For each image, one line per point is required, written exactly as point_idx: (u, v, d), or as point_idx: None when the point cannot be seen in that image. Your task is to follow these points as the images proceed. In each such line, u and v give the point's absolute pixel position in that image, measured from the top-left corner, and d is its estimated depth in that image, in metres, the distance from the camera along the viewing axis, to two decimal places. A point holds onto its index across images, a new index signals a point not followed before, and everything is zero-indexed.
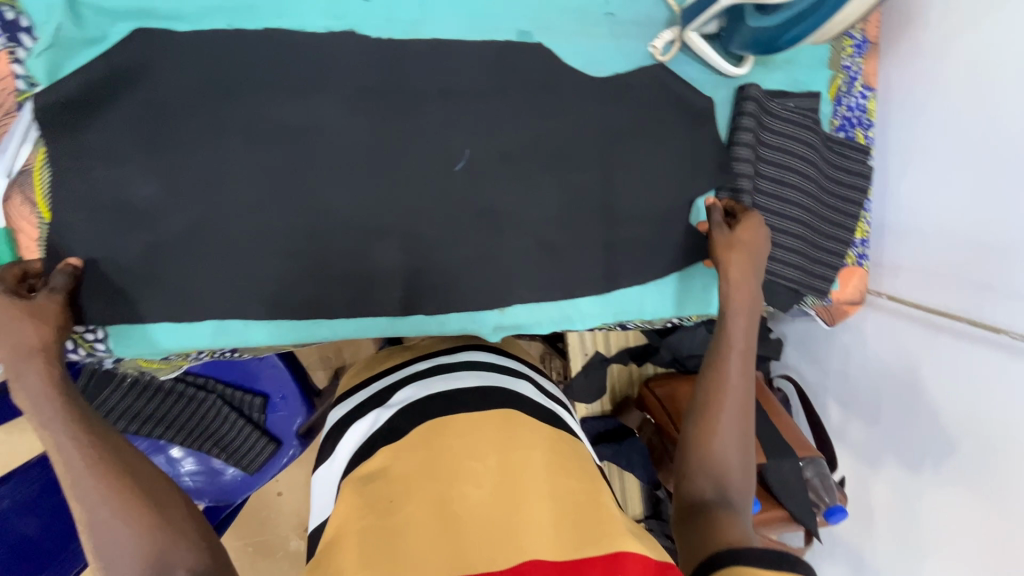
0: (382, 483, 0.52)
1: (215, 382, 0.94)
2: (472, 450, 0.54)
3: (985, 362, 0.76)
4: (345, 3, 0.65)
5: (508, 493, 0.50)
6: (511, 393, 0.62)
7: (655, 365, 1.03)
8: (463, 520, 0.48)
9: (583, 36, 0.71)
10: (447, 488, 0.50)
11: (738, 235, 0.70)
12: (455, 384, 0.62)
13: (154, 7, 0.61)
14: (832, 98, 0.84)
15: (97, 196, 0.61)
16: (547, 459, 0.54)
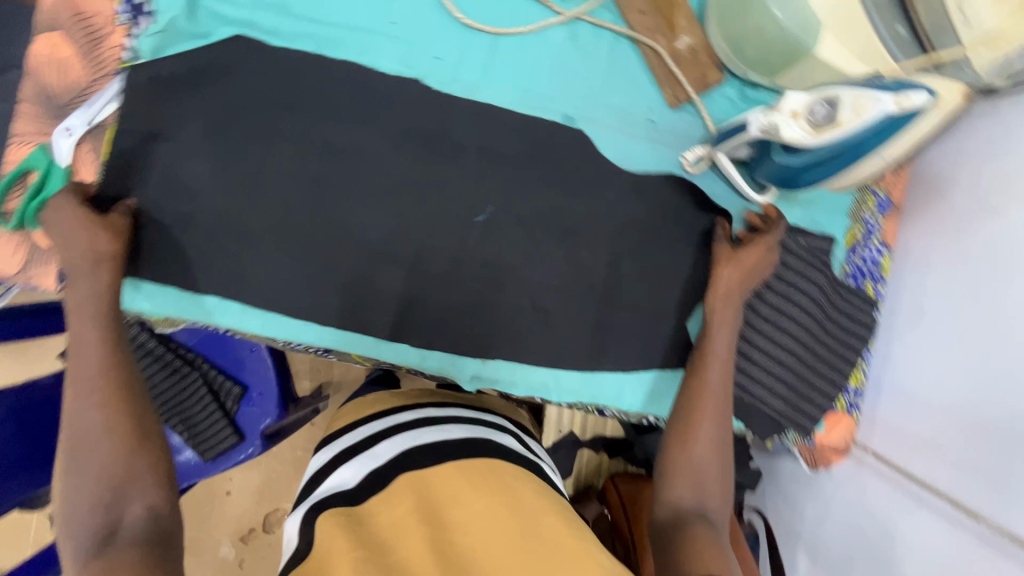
0: (372, 528, 0.54)
1: (201, 361, 0.95)
2: (455, 496, 0.55)
3: (963, 552, 0.71)
4: (419, 57, 0.73)
5: (493, 531, 0.51)
6: (496, 446, 0.63)
7: (627, 462, 1.00)
8: (458, 563, 0.49)
9: (623, 133, 0.77)
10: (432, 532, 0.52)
11: (741, 255, 0.72)
12: (441, 436, 0.63)
13: (257, 22, 0.70)
14: (846, 246, 0.86)
15: (156, 164, 0.68)
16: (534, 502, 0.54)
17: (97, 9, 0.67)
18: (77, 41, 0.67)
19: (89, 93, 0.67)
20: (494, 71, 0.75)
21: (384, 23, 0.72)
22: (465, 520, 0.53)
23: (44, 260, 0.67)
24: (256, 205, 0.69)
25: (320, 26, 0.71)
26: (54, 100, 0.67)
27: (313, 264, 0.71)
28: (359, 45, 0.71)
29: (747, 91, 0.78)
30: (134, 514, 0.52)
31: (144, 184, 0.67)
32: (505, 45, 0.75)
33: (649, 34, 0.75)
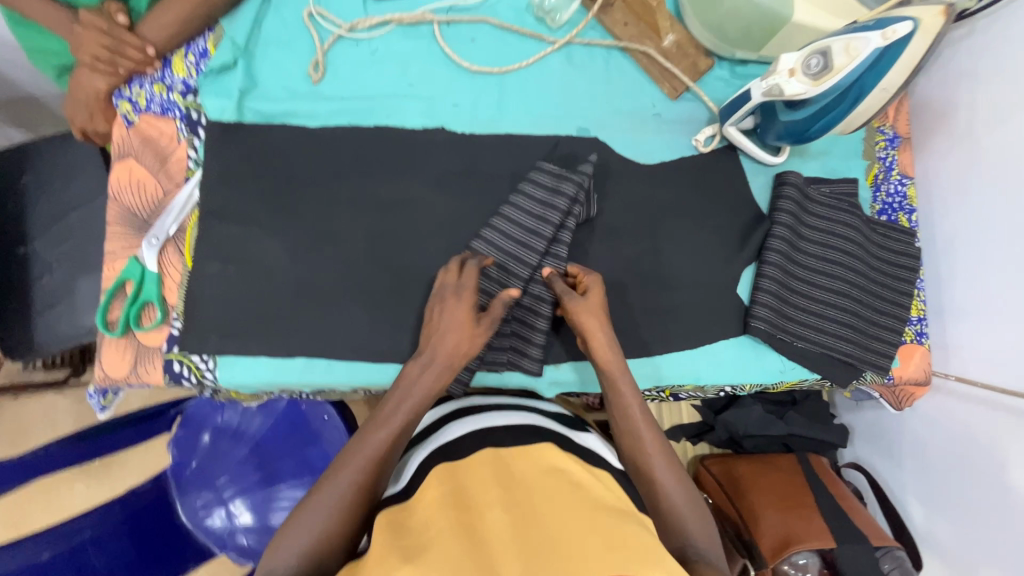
0: (453, 517, 0.55)
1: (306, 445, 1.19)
2: (503, 481, 0.60)
3: None
4: (439, 106, 0.81)
5: (557, 510, 0.54)
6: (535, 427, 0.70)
7: (711, 445, 1.01)
8: (485, 540, 0.51)
9: (632, 131, 0.83)
10: (503, 487, 0.58)
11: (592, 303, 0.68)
12: (494, 420, 0.71)
13: (299, 110, 0.78)
14: (869, 185, 0.87)
15: (239, 240, 0.75)
16: (582, 485, 0.59)
17: (159, 131, 0.77)
18: (148, 161, 0.76)
19: (166, 203, 0.76)
20: (508, 100, 0.82)
21: (405, 86, 0.81)
22: (506, 503, 0.55)
23: (150, 356, 0.73)
24: (347, 253, 0.77)
25: (353, 100, 0.79)
26: (136, 216, 0.75)
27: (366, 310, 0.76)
28: (386, 112, 0.80)
29: (737, 68, 0.85)
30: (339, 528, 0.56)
31: (207, 265, 0.74)
32: (513, 80, 0.82)
33: (638, 41, 0.83)
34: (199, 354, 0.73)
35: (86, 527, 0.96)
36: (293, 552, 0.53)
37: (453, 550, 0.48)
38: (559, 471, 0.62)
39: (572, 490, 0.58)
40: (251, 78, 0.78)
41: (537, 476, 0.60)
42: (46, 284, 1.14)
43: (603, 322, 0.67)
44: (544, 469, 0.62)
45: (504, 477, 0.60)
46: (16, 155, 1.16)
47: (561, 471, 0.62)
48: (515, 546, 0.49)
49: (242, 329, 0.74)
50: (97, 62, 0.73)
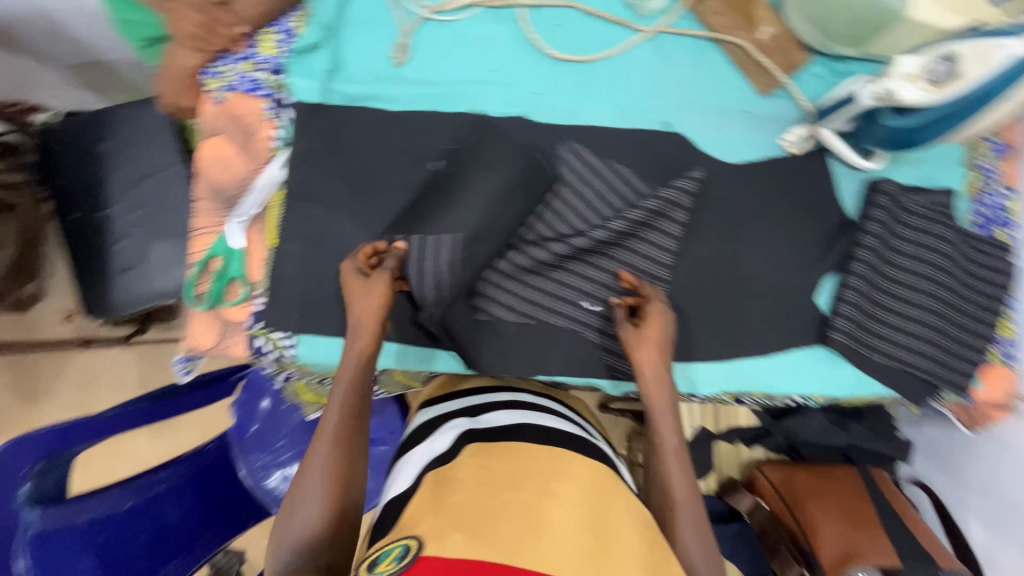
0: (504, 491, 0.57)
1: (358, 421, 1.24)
2: (554, 471, 0.61)
3: None
4: (521, 94, 0.79)
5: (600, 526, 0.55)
6: (594, 443, 0.71)
7: (767, 450, 1.00)
8: (542, 525, 0.53)
9: (719, 128, 0.80)
10: (558, 478, 0.60)
11: (645, 333, 0.69)
12: (552, 423, 0.72)
13: (382, 94, 0.78)
14: (968, 197, 0.82)
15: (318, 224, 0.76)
16: (630, 503, 0.60)
17: (247, 109, 0.77)
18: (236, 139, 0.77)
19: (252, 181, 0.77)
20: (591, 90, 0.80)
21: (486, 72, 0.79)
22: (563, 494, 0.57)
23: (236, 330, 0.76)
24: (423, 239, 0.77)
25: (435, 85, 0.79)
26: (224, 193, 0.77)
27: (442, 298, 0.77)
28: (468, 99, 0.79)
29: (835, 64, 0.80)
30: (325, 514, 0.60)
31: (290, 244, 0.76)
32: (596, 70, 0.80)
33: (732, 33, 0.79)
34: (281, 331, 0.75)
35: (161, 480, 1.01)
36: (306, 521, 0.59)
37: (508, 530, 0.51)
38: (609, 485, 0.62)
39: (618, 507, 0.58)
40: (336, 59, 0.78)
41: (585, 479, 0.61)
42: (123, 250, 1.19)
43: (657, 356, 0.68)
44: (593, 475, 0.63)
45: (557, 465, 0.62)
46: (97, 122, 1.20)
47: (611, 486, 0.62)
48: (567, 541, 0.51)
49: (321, 310, 0.76)
50: (190, 39, 0.74)
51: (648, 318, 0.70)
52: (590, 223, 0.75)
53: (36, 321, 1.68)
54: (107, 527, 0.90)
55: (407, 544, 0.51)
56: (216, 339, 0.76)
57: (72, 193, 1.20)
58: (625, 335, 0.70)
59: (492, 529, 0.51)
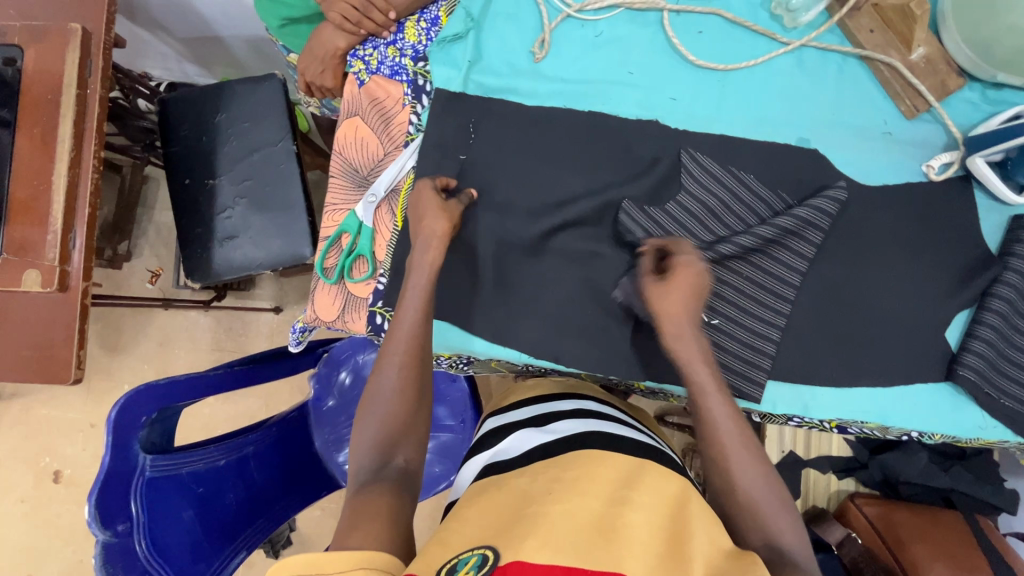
0: (575, 496, 0.60)
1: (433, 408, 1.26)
2: (627, 482, 0.65)
3: None
4: (656, 99, 0.79)
5: (675, 533, 0.57)
6: (657, 451, 0.77)
7: (858, 484, 0.97)
8: (618, 533, 0.55)
9: (857, 147, 0.78)
10: (626, 488, 0.63)
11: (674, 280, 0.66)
12: (618, 431, 0.78)
13: (518, 88, 0.79)
14: None
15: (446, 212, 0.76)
16: (704, 513, 0.62)
17: (388, 93, 0.80)
18: (373, 122, 0.80)
19: (385, 164, 0.79)
20: (728, 99, 0.79)
21: (624, 74, 0.79)
22: (635, 505, 0.60)
23: (357, 306, 0.79)
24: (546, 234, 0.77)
25: (571, 83, 0.79)
26: (358, 172, 0.80)
27: (558, 294, 0.77)
28: (601, 99, 0.79)
29: (990, 92, 0.77)
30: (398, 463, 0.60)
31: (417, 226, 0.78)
32: (734, 80, 0.79)
33: (883, 51, 0.76)
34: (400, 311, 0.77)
35: (251, 442, 1.04)
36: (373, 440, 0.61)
37: (584, 537, 0.54)
38: (683, 495, 0.65)
39: (693, 512, 0.60)
40: (477, 51, 0.79)
41: (657, 490, 0.64)
42: (227, 218, 1.25)
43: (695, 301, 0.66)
44: (668, 489, 0.65)
45: (627, 478, 0.66)
46: (214, 93, 1.26)
47: (682, 497, 0.64)
48: (643, 544, 0.54)
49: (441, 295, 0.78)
50: (344, 22, 0.77)
51: (675, 269, 0.67)
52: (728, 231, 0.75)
53: (124, 278, 1.74)
54: (203, 483, 0.94)
55: (484, 554, 0.52)
56: (338, 313, 0.78)
57: (186, 159, 1.26)
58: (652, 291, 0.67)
59: (566, 532, 0.54)
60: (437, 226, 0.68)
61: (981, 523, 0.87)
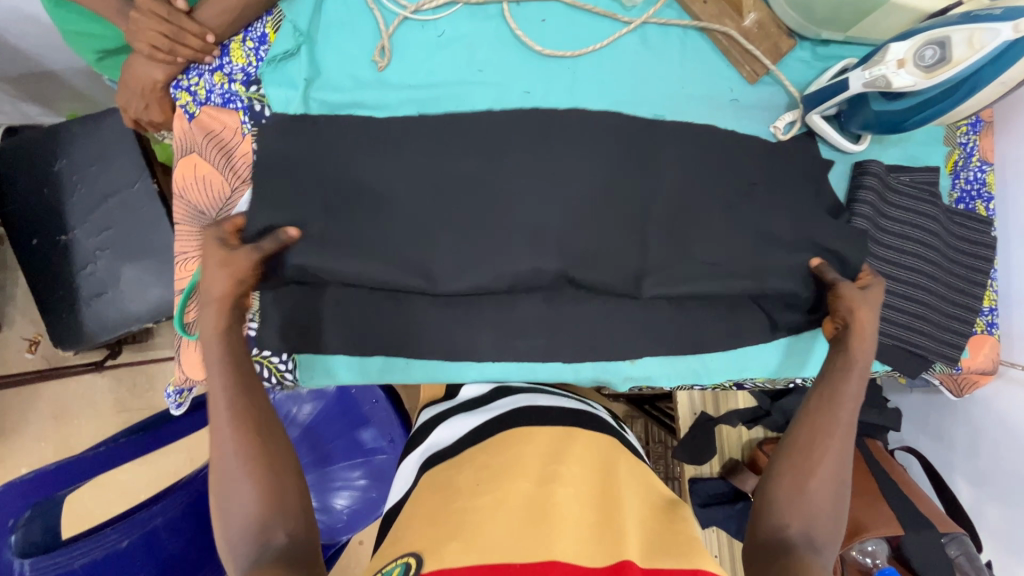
0: (502, 476, 0.53)
1: (360, 431, 1.22)
2: (556, 452, 0.58)
3: None
4: (510, 94, 0.77)
5: (607, 500, 0.53)
6: (591, 415, 0.69)
7: (766, 429, 1.02)
8: (551, 513, 0.49)
9: (711, 117, 0.80)
10: (555, 460, 0.57)
11: (868, 293, 0.70)
12: (547, 402, 0.70)
13: (364, 100, 0.75)
14: (948, 173, 0.87)
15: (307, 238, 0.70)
16: (635, 476, 0.58)
17: (222, 123, 0.73)
18: (212, 157, 0.73)
19: (234, 200, 0.74)
20: (582, 85, 0.78)
21: (473, 72, 0.77)
22: (567, 476, 0.54)
23: None
24: None
25: (420, 89, 0.76)
26: (206, 215, 0.74)
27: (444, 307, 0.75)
28: (455, 100, 0.76)
29: (819, 49, 0.81)
30: (277, 536, 0.55)
31: None
32: (583, 66, 0.79)
33: (718, 20, 0.78)
34: (276, 353, 0.74)
35: (156, 513, 0.91)
36: (241, 511, 0.56)
37: (516, 522, 0.47)
38: (612, 456, 0.61)
39: (623, 479, 0.56)
40: (314, 67, 0.74)
41: (584, 457, 0.59)
42: (91, 274, 1.13)
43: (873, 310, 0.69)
44: (597, 451, 0.60)
45: (558, 447, 0.59)
46: (50, 138, 1.12)
47: (611, 460, 0.59)
48: (577, 521, 0.49)
49: (321, 328, 0.74)
50: (155, 52, 0.69)
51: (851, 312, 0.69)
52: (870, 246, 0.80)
53: None
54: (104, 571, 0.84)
55: (408, 562, 0.45)
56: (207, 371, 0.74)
57: (31, 216, 1.12)
58: (846, 291, 0.70)
59: (498, 525, 0.47)
60: (216, 282, 0.61)
61: (871, 447, 0.94)
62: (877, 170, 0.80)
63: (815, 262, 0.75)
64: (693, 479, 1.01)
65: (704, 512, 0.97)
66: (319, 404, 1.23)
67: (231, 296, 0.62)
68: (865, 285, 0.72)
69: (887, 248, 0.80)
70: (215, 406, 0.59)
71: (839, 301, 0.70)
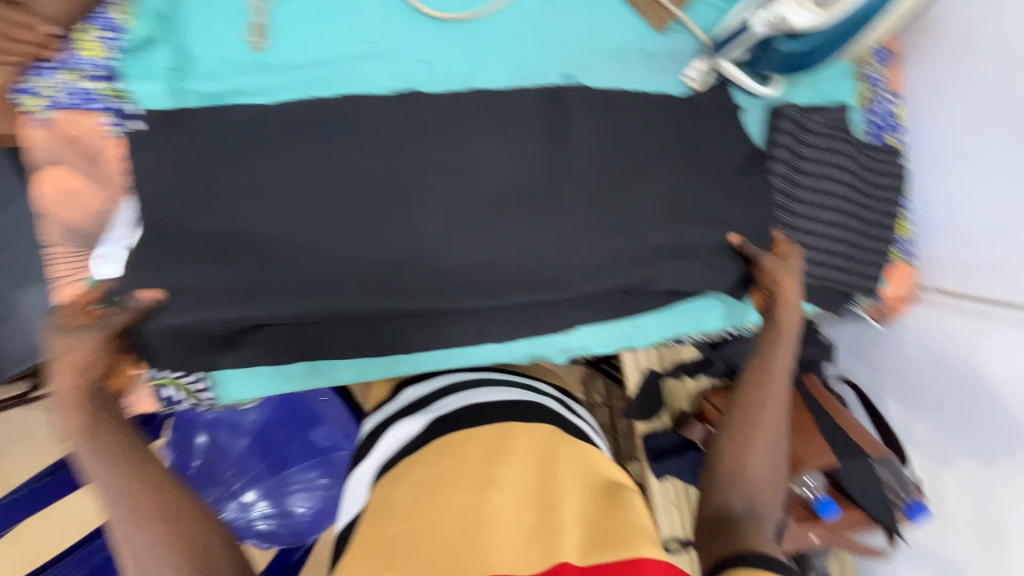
0: (436, 494, 0.49)
1: (312, 431, 1.17)
2: (495, 449, 0.54)
3: None
4: (407, 65, 0.72)
5: (547, 503, 0.50)
6: (538, 405, 0.63)
7: (710, 378, 1.04)
8: (490, 528, 0.46)
9: (621, 72, 0.77)
10: (495, 459, 0.53)
11: (790, 263, 0.74)
12: (490, 397, 0.63)
13: (245, 86, 0.68)
14: (861, 107, 0.87)
15: (201, 246, 0.64)
16: (579, 462, 0.55)
17: (84, 128, 0.65)
18: (81, 168, 0.65)
19: (114, 214, 0.67)
20: (484, 50, 0.74)
21: (364, 45, 0.71)
22: (506, 480, 0.51)
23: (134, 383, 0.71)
24: None
25: (307, 68, 0.69)
26: (83, 232, 0.67)
27: None
28: (348, 77, 0.70)
29: None
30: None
31: None
32: (483, 28, 0.74)
33: None
34: (184, 373, 0.70)
35: None
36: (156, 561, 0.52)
37: (452, 546, 0.44)
38: (554, 441, 0.57)
39: (563, 471, 0.53)
40: (182, 53, 0.67)
41: (524, 455, 0.54)
42: None
43: (798, 280, 0.73)
44: (537, 438, 0.56)
45: (496, 442, 0.55)
46: None
47: (553, 446, 0.56)
48: (517, 532, 0.46)
49: (234, 339, 0.69)
50: None
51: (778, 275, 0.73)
52: (792, 189, 0.81)
53: None
54: None
55: None
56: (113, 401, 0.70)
57: None
58: (769, 263, 0.74)
59: (434, 554, 0.43)
60: (64, 376, 0.55)
61: (807, 382, 0.97)
62: (794, 113, 0.80)
63: (736, 233, 0.78)
64: (646, 435, 1.02)
65: (658, 466, 0.99)
66: (262, 409, 1.17)
67: (84, 386, 0.56)
68: (785, 255, 0.76)
69: (808, 190, 0.81)
70: (110, 499, 0.53)
71: (764, 273, 0.74)
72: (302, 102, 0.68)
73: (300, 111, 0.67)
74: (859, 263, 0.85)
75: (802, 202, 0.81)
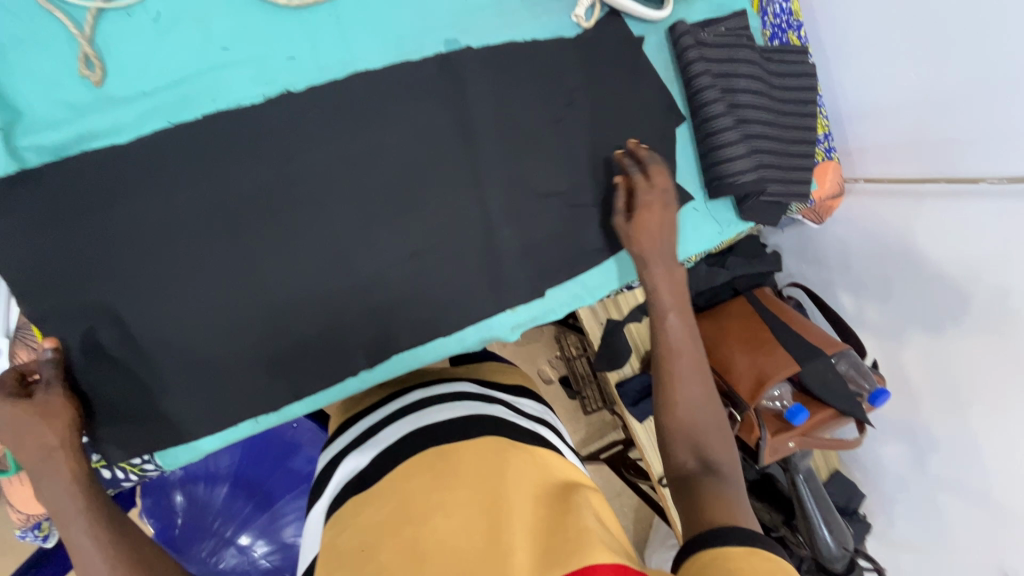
0: (381, 534, 0.49)
1: (291, 459, 1.13)
2: (440, 475, 0.54)
3: (959, 214, 0.82)
4: (273, 65, 0.64)
5: (495, 516, 0.48)
6: (485, 416, 0.62)
7: None
8: (431, 556, 0.45)
9: (506, 25, 0.72)
10: (439, 485, 0.52)
11: None
12: (435, 418, 0.61)
13: (94, 129, 0.60)
14: (756, 11, 0.85)
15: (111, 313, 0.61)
16: (526, 469, 0.55)
17: None
18: None
19: None
20: (352, 30, 0.67)
21: (217, 52, 0.63)
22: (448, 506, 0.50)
23: None
24: (238, 277, 0.64)
25: (159, 93, 0.62)
26: None
27: (296, 328, 0.67)
28: (209, 92, 0.62)
29: None
30: None
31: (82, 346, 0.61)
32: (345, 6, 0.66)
33: None
34: (134, 457, 0.67)
35: None
36: None
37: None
38: (501, 452, 0.56)
39: (511, 486, 0.52)
40: (8, 107, 0.59)
41: (470, 475, 0.53)
42: None
43: None
44: (483, 455, 0.56)
45: (440, 468, 0.55)
46: None
47: (501, 458, 0.55)
48: (461, 553, 0.45)
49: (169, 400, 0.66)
50: None
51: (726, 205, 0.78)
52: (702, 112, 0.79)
53: None
54: None
55: None
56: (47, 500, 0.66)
57: None
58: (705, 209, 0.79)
59: None
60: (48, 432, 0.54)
61: (758, 296, 0.98)
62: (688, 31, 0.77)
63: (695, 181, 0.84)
64: (619, 383, 1.03)
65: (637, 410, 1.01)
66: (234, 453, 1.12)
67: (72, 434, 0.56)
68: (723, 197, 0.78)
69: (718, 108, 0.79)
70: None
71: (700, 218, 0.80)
72: (165, 133, 0.61)
73: (165, 143, 0.61)
74: (788, 168, 0.83)
75: (716, 122, 0.79)
